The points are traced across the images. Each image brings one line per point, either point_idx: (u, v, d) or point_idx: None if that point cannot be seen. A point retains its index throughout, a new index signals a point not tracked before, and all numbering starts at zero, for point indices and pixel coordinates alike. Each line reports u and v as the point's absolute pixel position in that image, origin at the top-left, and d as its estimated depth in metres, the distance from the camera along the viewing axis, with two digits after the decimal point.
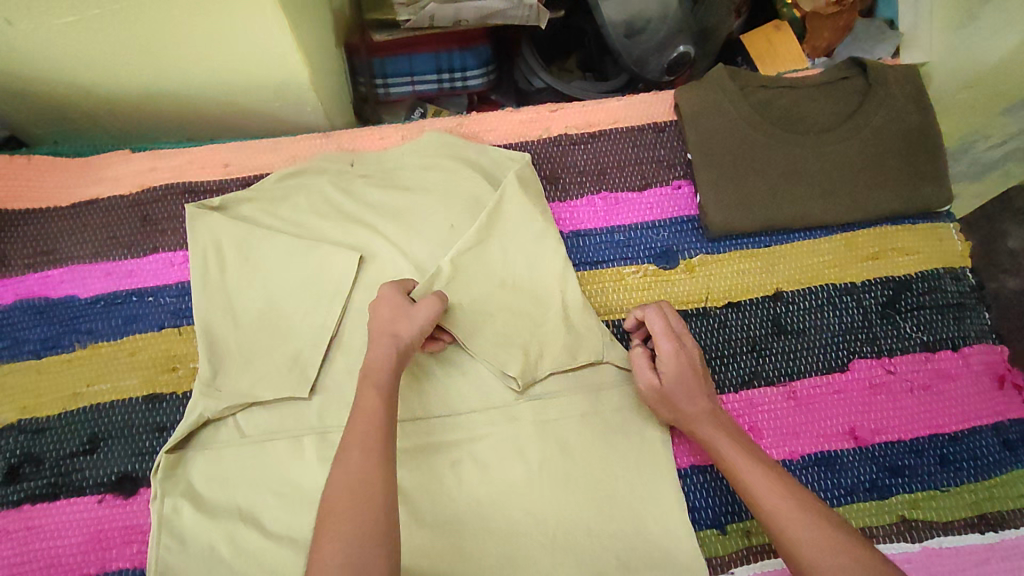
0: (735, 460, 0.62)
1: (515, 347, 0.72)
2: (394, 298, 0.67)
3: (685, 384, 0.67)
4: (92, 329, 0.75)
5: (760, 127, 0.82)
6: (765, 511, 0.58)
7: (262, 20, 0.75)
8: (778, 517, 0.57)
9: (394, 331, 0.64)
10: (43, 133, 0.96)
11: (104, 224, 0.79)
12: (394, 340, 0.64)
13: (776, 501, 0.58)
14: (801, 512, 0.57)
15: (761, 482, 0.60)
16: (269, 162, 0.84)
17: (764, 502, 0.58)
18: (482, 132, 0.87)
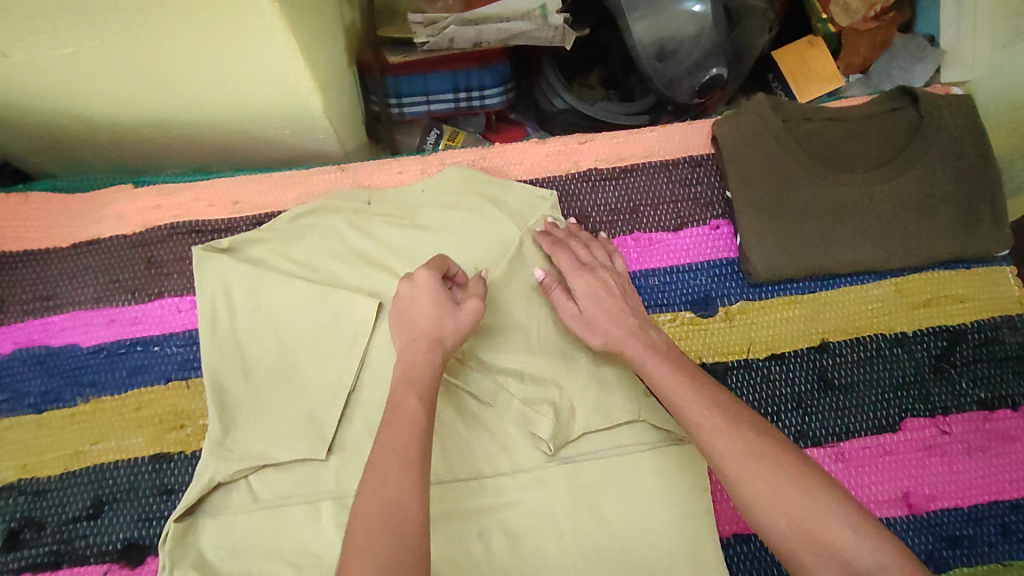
0: (666, 378, 0.59)
1: (545, 406, 0.69)
2: (439, 295, 0.63)
3: (605, 309, 0.66)
4: (94, 381, 0.70)
5: (806, 163, 0.77)
6: (694, 430, 0.55)
7: (273, 48, 0.70)
8: (707, 433, 0.53)
9: (436, 337, 0.60)
10: (42, 164, 0.91)
11: (106, 266, 0.75)
12: (438, 345, 0.60)
13: (709, 420, 0.54)
14: (730, 425, 0.53)
15: (688, 398, 0.56)
16: (280, 198, 0.79)
17: (692, 416, 0.55)
18: (507, 166, 0.82)
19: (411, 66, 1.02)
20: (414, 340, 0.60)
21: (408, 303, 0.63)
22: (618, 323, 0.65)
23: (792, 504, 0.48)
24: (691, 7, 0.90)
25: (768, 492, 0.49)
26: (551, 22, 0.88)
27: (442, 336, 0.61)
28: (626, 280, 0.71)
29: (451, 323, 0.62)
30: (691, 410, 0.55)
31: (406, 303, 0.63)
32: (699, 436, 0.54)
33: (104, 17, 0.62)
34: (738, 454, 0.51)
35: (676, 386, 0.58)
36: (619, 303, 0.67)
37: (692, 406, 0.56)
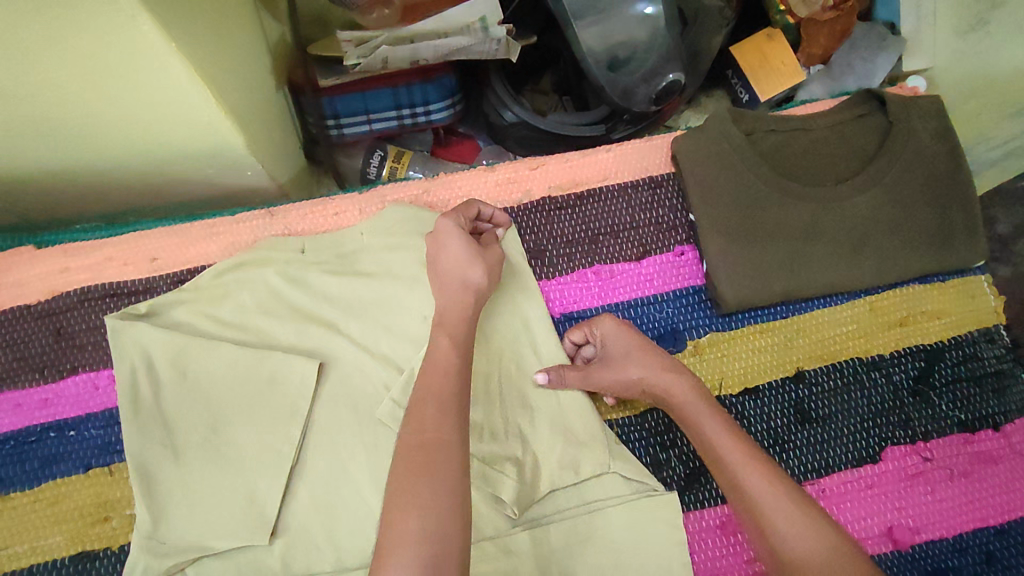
0: (726, 445, 0.56)
1: (508, 464, 0.64)
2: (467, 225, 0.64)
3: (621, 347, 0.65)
4: (2, 477, 0.63)
5: (774, 180, 0.72)
6: (756, 507, 0.53)
7: (177, 89, 0.62)
8: (771, 512, 0.52)
9: (467, 264, 0.60)
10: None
11: (10, 343, 0.67)
12: (470, 280, 0.59)
13: (772, 500, 0.52)
14: (793, 503, 0.52)
15: (752, 471, 0.54)
16: (204, 251, 0.71)
17: (754, 493, 0.53)
18: (455, 199, 0.75)
19: (347, 85, 0.94)
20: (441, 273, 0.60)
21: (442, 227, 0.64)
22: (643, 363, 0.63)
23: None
24: (642, 9, 0.84)
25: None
26: (493, 35, 0.81)
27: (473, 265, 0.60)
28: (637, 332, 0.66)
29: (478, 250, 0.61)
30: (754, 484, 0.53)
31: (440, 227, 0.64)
32: (764, 517, 0.52)
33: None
34: (805, 536, 0.49)
35: (739, 456, 0.55)
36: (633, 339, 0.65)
37: (758, 480, 0.53)
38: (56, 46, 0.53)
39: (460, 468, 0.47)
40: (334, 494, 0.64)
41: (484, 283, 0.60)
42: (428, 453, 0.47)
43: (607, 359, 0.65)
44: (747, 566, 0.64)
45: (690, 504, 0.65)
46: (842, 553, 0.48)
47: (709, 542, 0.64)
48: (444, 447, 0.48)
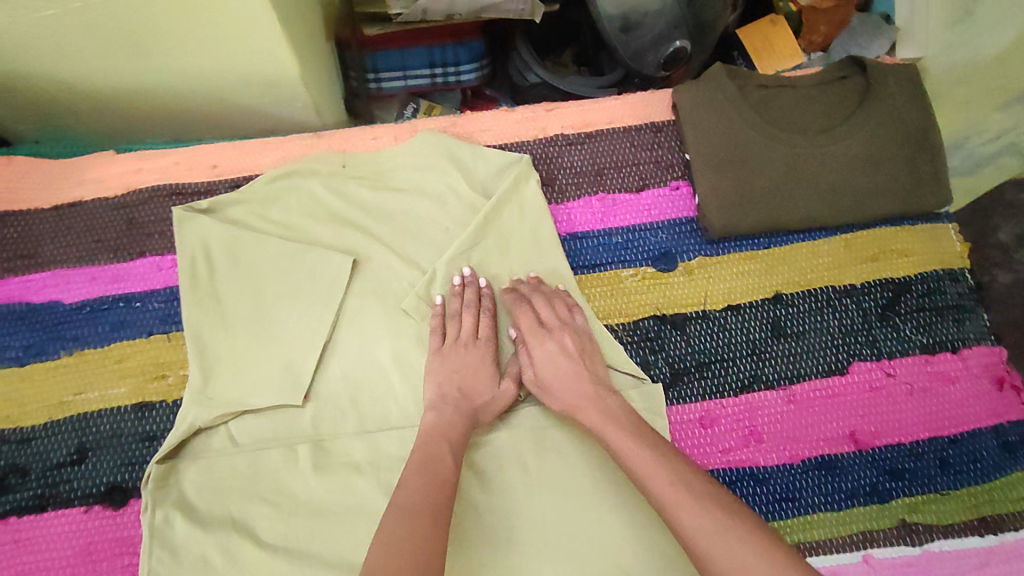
0: (635, 455, 0.61)
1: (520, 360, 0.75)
2: (486, 353, 0.72)
3: (562, 372, 0.70)
4: (78, 336, 0.73)
5: (762, 127, 0.81)
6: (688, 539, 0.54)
7: (247, 12, 0.73)
8: (677, 512, 0.55)
9: (478, 399, 0.69)
10: (28, 133, 0.94)
11: (89, 227, 0.77)
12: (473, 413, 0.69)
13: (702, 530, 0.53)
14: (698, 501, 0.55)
15: (658, 476, 0.58)
16: (258, 163, 0.81)
17: (660, 493, 0.57)
18: (478, 132, 0.85)
19: (387, 41, 1.06)
20: (448, 391, 0.69)
21: (466, 339, 0.72)
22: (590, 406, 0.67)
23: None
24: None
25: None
26: None
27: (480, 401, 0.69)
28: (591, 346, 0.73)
29: (486, 379, 0.71)
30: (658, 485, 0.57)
31: (464, 337, 0.72)
32: (673, 517, 0.55)
33: None
34: (736, 559, 0.51)
35: (668, 491, 0.57)
36: (577, 367, 0.70)
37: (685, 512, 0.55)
38: None
39: None
40: (361, 371, 0.73)
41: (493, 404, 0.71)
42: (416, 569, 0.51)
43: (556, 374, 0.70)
44: (721, 455, 0.72)
45: (674, 398, 0.74)
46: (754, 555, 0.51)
47: (688, 433, 0.73)
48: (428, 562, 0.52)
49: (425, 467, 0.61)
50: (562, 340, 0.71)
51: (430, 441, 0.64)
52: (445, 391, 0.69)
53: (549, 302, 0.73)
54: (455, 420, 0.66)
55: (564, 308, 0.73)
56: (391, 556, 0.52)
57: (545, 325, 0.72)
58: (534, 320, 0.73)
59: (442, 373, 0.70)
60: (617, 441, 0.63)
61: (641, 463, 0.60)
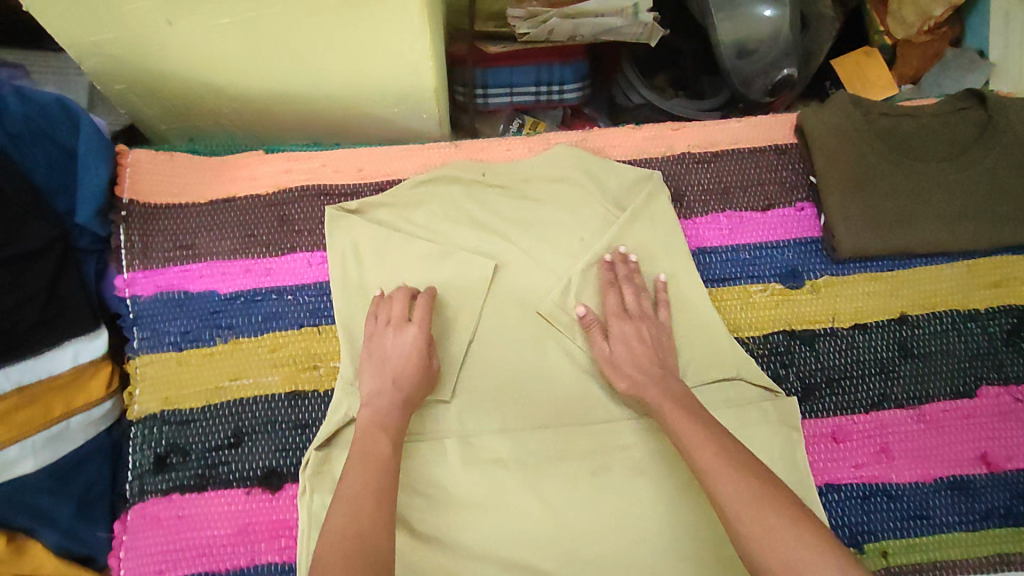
0: (681, 424, 0.62)
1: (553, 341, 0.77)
2: (420, 337, 0.70)
3: (637, 356, 0.70)
4: (232, 325, 0.76)
5: (887, 154, 0.83)
6: (726, 512, 0.54)
7: (406, 26, 0.77)
8: (714, 479, 0.56)
9: (406, 384, 0.68)
10: (175, 137, 0.99)
11: (242, 222, 0.80)
12: (406, 399, 0.67)
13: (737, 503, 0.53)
14: (734, 473, 0.55)
15: (702, 447, 0.58)
16: (401, 169, 0.85)
17: (701, 462, 0.57)
18: (607, 147, 0.88)
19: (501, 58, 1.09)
20: (386, 383, 0.67)
21: (397, 324, 0.71)
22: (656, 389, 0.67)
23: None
24: (762, 13, 0.96)
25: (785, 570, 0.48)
26: (641, 19, 0.94)
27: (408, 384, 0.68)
28: (666, 333, 0.74)
29: (418, 364, 0.69)
30: (701, 456, 0.58)
31: (391, 323, 0.71)
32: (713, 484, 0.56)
33: None
34: (769, 528, 0.51)
35: (713, 462, 0.57)
36: (653, 355, 0.70)
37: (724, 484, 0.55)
38: None
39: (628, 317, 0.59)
40: (501, 372, 0.75)
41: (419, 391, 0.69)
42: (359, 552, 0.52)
43: (630, 352, 0.71)
44: (855, 470, 0.73)
45: (806, 412, 0.75)
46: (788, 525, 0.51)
47: (822, 446, 0.74)
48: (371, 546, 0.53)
49: (367, 458, 0.60)
50: (641, 327, 0.72)
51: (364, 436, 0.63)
52: (381, 380, 0.67)
53: (638, 291, 0.75)
54: (392, 413, 0.66)
55: (646, 298, 0.75)
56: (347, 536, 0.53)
57: (628, 310, 0.73)
58: (617, 303, 0.74)
59: (373, 367, 0.69)
60: (673, 413, 0.64)
61: (687, 431, 0.61)
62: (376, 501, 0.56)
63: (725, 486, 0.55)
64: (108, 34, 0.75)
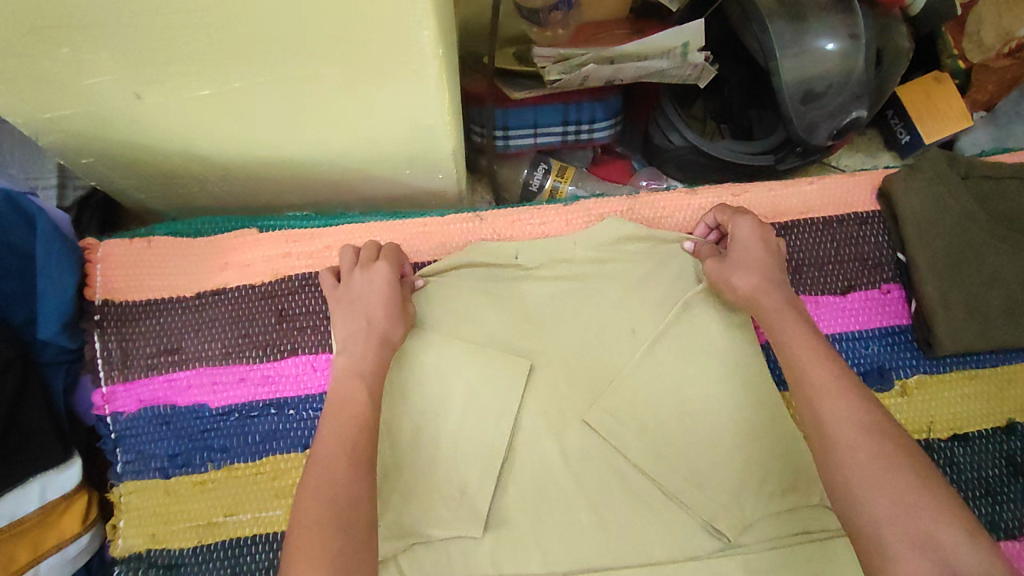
0: (795, 336, 0.55)
1: (633, 410, 0.67)
2: (390, 278, 0.64)
3: (749, 256, 0.63)
4: (225, 447, 0.66)
5: (991, 226, 0.70)
6: (822, 427, 0.49)
7: (417, 86, 0.65)
8: (819, 399, 0.50)
9: (381, 322, 0.60)
10: (163, 208, 0.89)
11: (234, 320, 0.69)
12: (380, 338, 0.59)
13: (850, 434, 0.47)
14: (849, 401, 0.49)
15: (816, 365, 0.52)
16: (419, 249, 0.74)
17: (813, 381, 0.51)
18: (656, 219, 0.77)
19: (523, 100, 0.96)
20: (357, 326, 0.60)
21: (358, 266, 0.65)
22: (769, 295, 0.59)
23: (896, 563, 0.42)
24: (825, 46, 0.84)
25: (898, 532, 0.43)
26: (691, 61, 0.82)
27: (383, 320, 0.60)
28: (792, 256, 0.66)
29: (391, 306, 0.62)
30: (814, 372, 0.52)
31: (354, 266, 0.65)
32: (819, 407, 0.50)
33: (251, 56, 0.58)
34: (873, 476, 0.45)
35: (829, 381, 0.51)
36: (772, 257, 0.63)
37: (835, 412, 0.49)
38: (323, 40, 0.57)
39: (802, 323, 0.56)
40: (540, 496, 0.64)
41: (395, 337, 0.61)
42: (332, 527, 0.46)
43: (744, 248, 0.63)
44: None
45: None
46: (911, 492, 0.44)
47: None
48: (350, 518, 0.47)
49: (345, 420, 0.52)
50: (768, 231, 0.65)
51: (339, 388, 0.55)
52: (350, 326, 0.60)
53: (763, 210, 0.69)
54: (367, 355, 0.58)
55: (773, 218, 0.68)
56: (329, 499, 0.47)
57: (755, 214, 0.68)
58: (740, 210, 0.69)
59: (343, 318, 0.61)
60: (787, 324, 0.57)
61: (801, 344, 0.54)
62: (352, 467, 0.49)
63: (833, 406, 0.49)
64: (67, 110, 0.64)
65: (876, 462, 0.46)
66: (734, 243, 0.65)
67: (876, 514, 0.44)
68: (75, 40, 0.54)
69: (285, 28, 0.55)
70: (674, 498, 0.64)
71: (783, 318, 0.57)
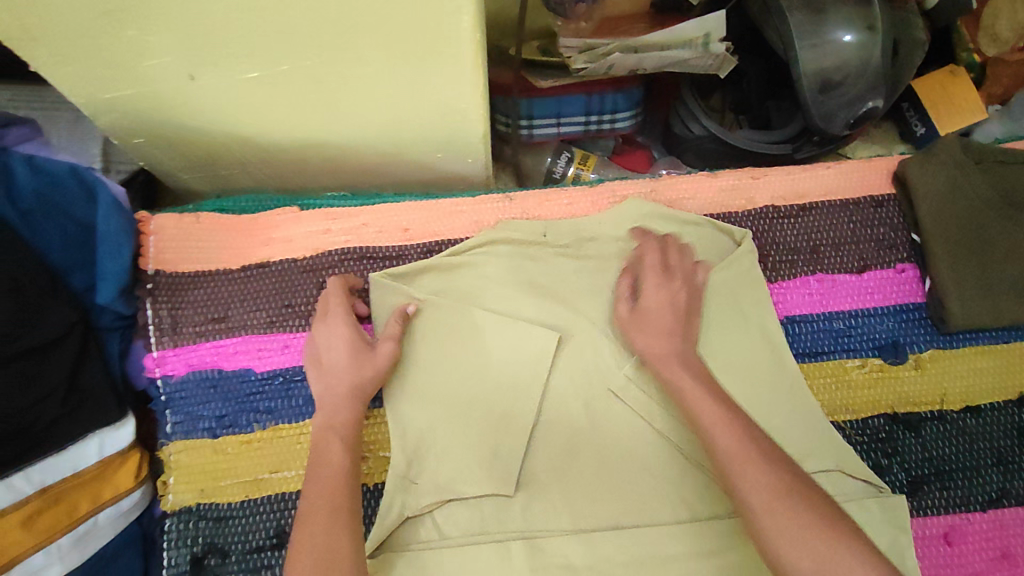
0: (702, 404, 0.58)
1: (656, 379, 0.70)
2: (352, 331, 0.67)
3: (673, 328, 0.65)
4: (271, 409, 0.70)
5: (1002, 209, 0.73)
6: (738, 494, 0.51)
7: (455, 70, 0.69)
8: (734, 465, 0.52)
9: (348, 374, 0.64)
10: (204, 189, 0.93)
11: (278, 291, 0.73)
12: (352, 389, 0.64)
13: (761, 497, 0.50)
14: (756, 462, 0.52)
15: (723, 429, 0.55)
16: (451, 227, 0.78)
17: (721, 449, 0.54)
18: (679, 200, 0.80)
19: (549, 89, 0.99)
20: (321, 392, 0.64)
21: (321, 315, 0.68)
22: (676, 362, 0.62)
23: None
24: (841, 38, 0.87)
25: None
26: (712, 51, 0.84)
27: (348, 373, 0.64)
28: (700, 299, 0.69)
29: (358, 359, 0.65)
30: (722, 439, 0.54)
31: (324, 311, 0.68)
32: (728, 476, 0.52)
33: (302, 39, 0.62)
34: (790, 533, 0.48)
35: (734, 445, 0.53)
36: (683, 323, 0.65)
37: (745, 475, 0.51)
38: (371, 23, 0.60)
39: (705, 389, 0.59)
40: (569, 459, 0.68)
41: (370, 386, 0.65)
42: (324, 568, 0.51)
43: (647, 320, 0.65)
44: None
45: (917, 509, 0.67)
46: (831, 540, 0.47)
47: (934, 549, 0.66)
48: (338, 557, 0.52)
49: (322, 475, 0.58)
50: (679, 294, 0.67)
51: (318, 445, 0.61)
52: (323, 384, 0.64)
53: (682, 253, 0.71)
54: (347, 411, 0.62)
55: (689, 259, 0.71)
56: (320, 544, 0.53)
57: (666, 270, 0.69)
58: (660, 259, 0.70)
59: (314, 372, 0.65)
60: (690, 389, 0.59)
61: (710, 413, 0.57)
62: (331, 512, 0.55)
63: (746, 471, 0.52)
64: (126, 90, 0.68)
65: (792, 520, 0.48)
66: (644, 305, 0.66)
67: (798, 574, 0.46)
68: (143, 23, 0.58)
69: (338, 11, 0.58)
70: (695, 463, 0.67)
71: (688, 387, 0.59)
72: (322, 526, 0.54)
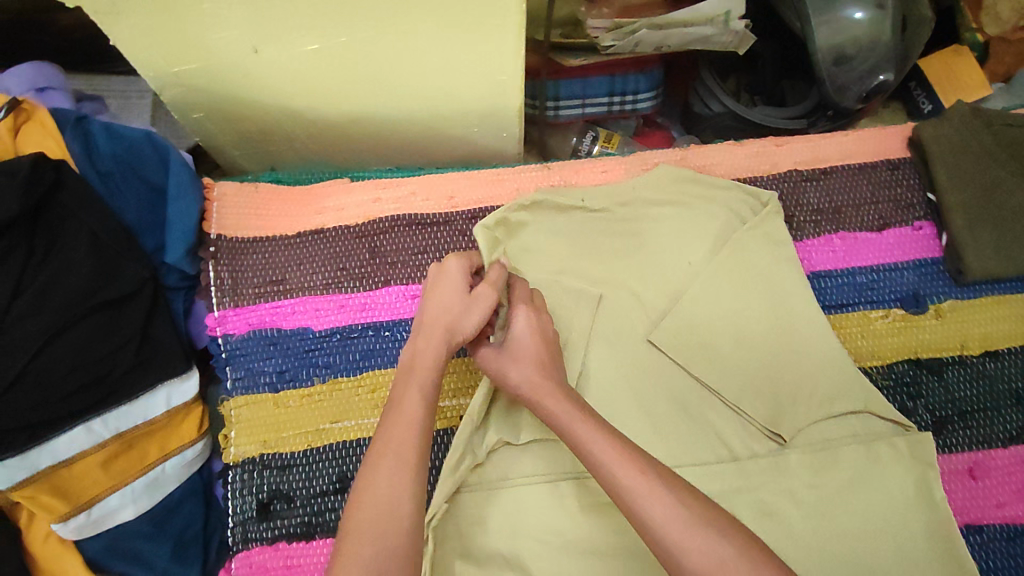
0: (594, 443, 0.53)
1: (691, 331, 0.74)
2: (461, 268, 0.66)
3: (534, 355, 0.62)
4: (329, 364, 0.74)
5: (1013, 168, 0.77)
6: (650, 532, 0.48)
7: (498, 43, 0.73)
8: (640, 500, 0.49)
9: (453, 316, 0.63)
10: (250, 166, 0.98)
11: (332, 255, 0.78)
12: (451, 330, 0.62)
13: (677, 531, 0.47)
14: (664, 492, 0.50)
15: (623, 464, 0.51)
16: (493, 194, 0.82)
17: (624, 483, 0.50)
18: (707, 166, 0.84)
19: (575, 70, 1.04)
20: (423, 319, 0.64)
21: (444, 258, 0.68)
22: (551, 390, 0.59)
23: None
24: (854, 14, 0.91)
25: None
26: (732, 28, 0.89)
27: (454, 314, 0.63)
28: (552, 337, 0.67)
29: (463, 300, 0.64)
30: (627, 475, 0.51)
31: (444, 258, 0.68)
32: (637, 515, 0.49)
33: (360, 13, 0.66)
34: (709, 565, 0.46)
35: (638, 480, 0.50)
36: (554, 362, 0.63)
37: (655, 506, 0.49)
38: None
39: (605, 426, 0.55)
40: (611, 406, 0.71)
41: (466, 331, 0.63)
42: (382, 532, 0.51)
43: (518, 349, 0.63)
44: (996, 510, 0.70)
45: (942, 447, 0.71)
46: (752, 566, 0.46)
47: (959, 484, 0.70)
48: (400, 517, 0.52)
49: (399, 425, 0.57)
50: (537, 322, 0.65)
51: (398, 394, 0.60)
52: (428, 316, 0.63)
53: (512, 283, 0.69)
54: (432, 351, 0.61)
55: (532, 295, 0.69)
56: (381, 507, 0.52)
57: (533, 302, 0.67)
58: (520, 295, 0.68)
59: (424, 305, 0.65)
60: (578, 431, 0.55)
61: (601, 448, 0.53)
62: (392, 464, 0.54)
63: (655, 501, 0.49)
64: (193, 63, 0.72)
65: (709, 553, 0.46)
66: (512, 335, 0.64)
67: None
68: None
69: None
70: (732, 406, 0.71)
71: (581, 431, 0.55)
72: (398, 483, 0.53)
